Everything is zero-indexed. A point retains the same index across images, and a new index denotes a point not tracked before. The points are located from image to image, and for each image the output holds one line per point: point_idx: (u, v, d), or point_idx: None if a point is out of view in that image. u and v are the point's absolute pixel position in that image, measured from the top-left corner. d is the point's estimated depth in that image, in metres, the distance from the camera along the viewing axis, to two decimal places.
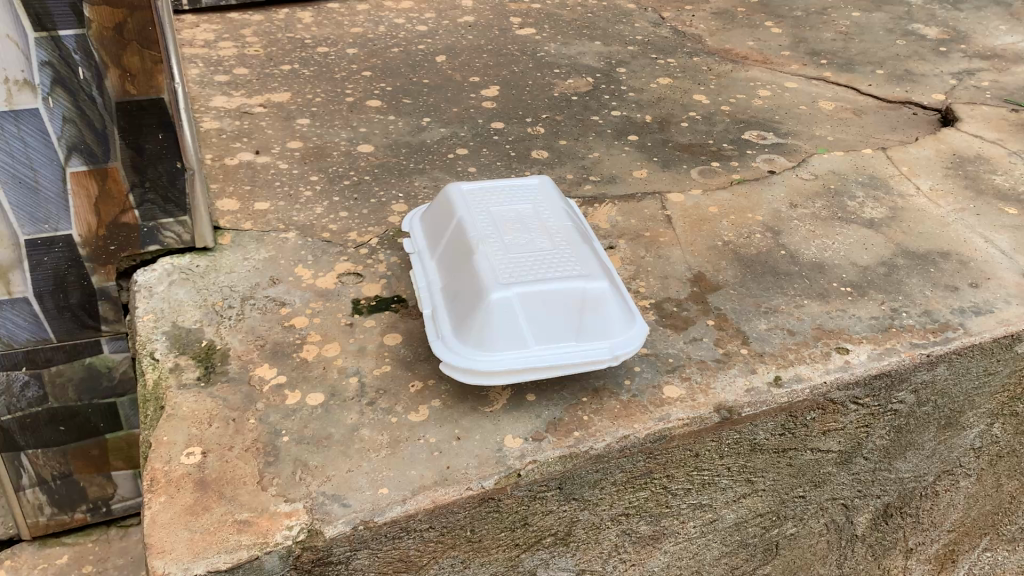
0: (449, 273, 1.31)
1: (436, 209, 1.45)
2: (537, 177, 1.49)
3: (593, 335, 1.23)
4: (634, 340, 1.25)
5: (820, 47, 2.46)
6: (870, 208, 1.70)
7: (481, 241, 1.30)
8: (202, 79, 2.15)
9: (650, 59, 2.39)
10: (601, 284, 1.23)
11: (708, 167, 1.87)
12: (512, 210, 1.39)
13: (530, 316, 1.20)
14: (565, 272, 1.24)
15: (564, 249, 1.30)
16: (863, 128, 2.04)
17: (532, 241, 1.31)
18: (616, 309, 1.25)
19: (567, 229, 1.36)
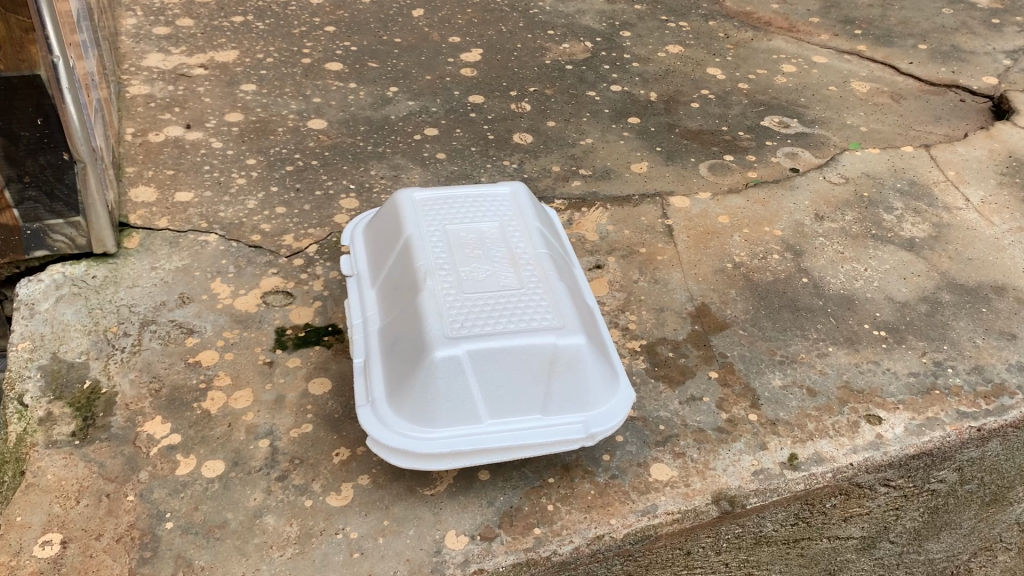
0: (389, 310, 1.05)
1: (383, 221, 1.18)
2: (509, 185, 1.22)
3: (565, 405, 0.97)
4: (617, 411, 1.00)
5: (854, 14, 2.15)
6: (910, 223, 1.43)
7: (430, 272, 1.04)
8: (137, 31, 1.85)
9: (659, 21, 2.08)
10: (579, 341, 0.97)
11: (720, 161, 1.59)
12: (474, 229, 1.13)
13: (484, 380, 0.94)
14: (533, 321, 0.98)
15: (535, 288, 1.03)
16: (902, 117, 1.75)
17: (495, 274, 1.05)
18: (596, 372, 0.99)
19: (541, 259, 1.09)
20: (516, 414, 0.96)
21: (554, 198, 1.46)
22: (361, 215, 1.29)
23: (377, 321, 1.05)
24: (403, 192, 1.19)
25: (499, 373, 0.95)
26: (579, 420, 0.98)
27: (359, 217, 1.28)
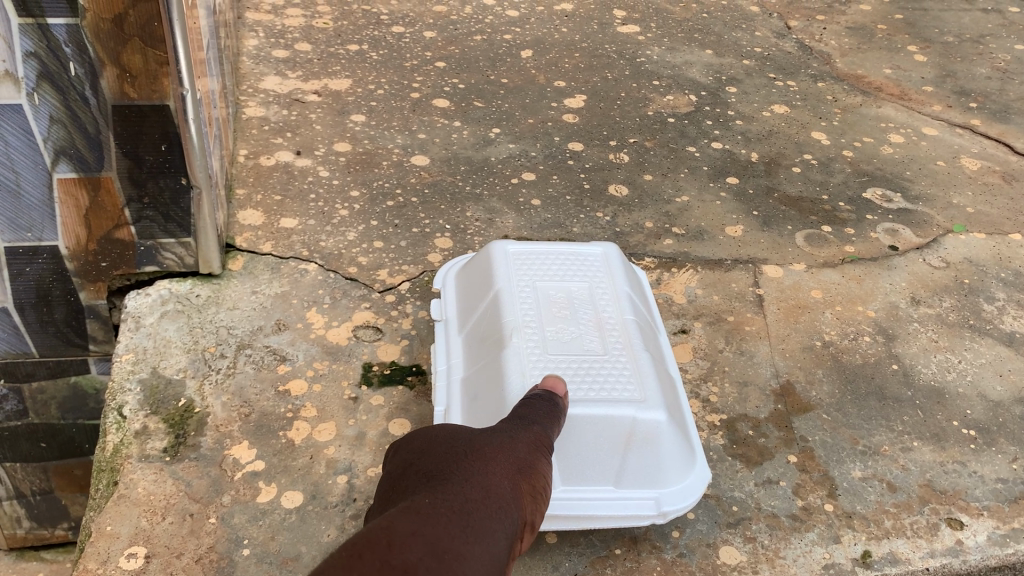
0: (473, 361, 1.07)
1: (476, 269, 1.21)
2: (602, 247, 1.24)
3: (638, 478, 0.97)
4: (692, 488, 0.99)
5: (970, 86, 2.10)
6: (1012, 317, 1.39)
7: (517, 329, 1.05)
8: (257, 53, 1.93)
9: (767, 78, 2.07)
10: (658, 416, 0.97)
11: (817, 232, 1.57)
12: (564, 290, 1.14)
13: (560, 445, 0.95)
14: (613, 392, 0.99)
15: (618, 357, 1.04)
16: (1013, 201, 1.70)
17: (581, 339, 1.06)
18: (672, 449, 0.99)
19: (627, 326, 1.10)
20: (588, 481, 0.96)
21: (645, 255, 1.47)
22: (455, 258, 1.33)
23: (461, 370, 1.07)
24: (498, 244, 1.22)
25: (576, 441, 0.95)
26: (652, 495, 0.98)
27: (454, 260, 1.32)
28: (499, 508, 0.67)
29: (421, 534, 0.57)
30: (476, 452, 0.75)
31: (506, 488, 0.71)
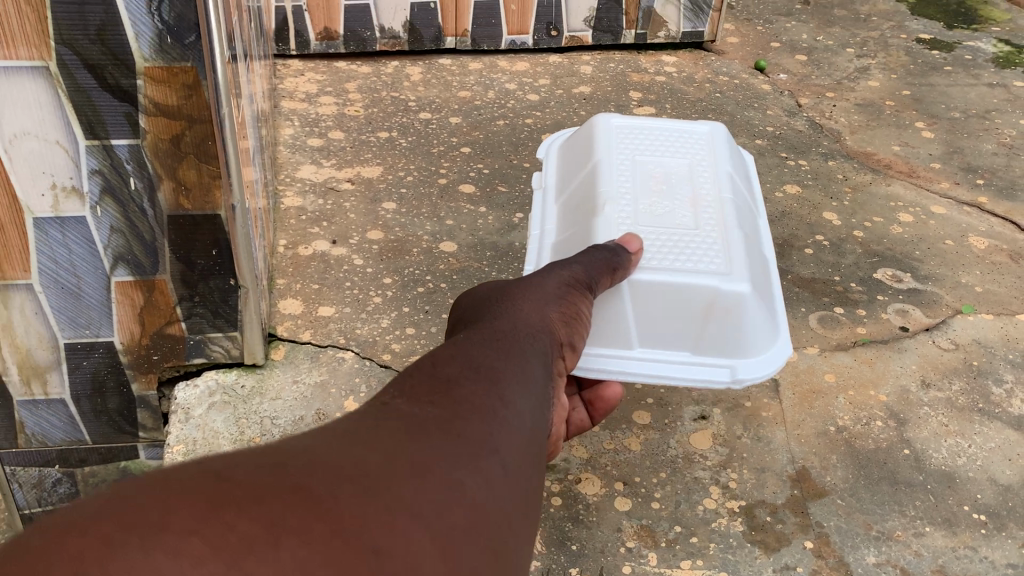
0: (570, 218, 1.29)
1: (583, 128, 1.43)
2: (708, 127, 1.42)
3: (720, 335, 1.15)
4: (770, 362, 1.16)
5: (977, 163, 2.17)
6: (1020, 399, 1.44)
7: (614, 199, 1.25)
8: (293, 142, 2.04)
9: (779, 158, 2.15)
10: (742, 289, 1.14)
11: (830, 313, 1.63)
12: (664, 164, 1.33)
13: (646, 306, 1.14)
14: (704, 263, 1.16)
15: (710, 234, 1.21)
16: (1020, 280, 1.76)
17: (675, 211, 1.25)
18: (756, 322, 1.15)
19: (722, 205, 1.27)
20: (663, 348, 1.16)
21: None
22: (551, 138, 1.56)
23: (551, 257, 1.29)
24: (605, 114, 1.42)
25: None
26: (729, 366, 1.15)
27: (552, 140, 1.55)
28: (530, 336, 0.86)
29: (458, 357, 0.74)
30: (517, 291, 0.97)
31: (539, 323, 0.91)
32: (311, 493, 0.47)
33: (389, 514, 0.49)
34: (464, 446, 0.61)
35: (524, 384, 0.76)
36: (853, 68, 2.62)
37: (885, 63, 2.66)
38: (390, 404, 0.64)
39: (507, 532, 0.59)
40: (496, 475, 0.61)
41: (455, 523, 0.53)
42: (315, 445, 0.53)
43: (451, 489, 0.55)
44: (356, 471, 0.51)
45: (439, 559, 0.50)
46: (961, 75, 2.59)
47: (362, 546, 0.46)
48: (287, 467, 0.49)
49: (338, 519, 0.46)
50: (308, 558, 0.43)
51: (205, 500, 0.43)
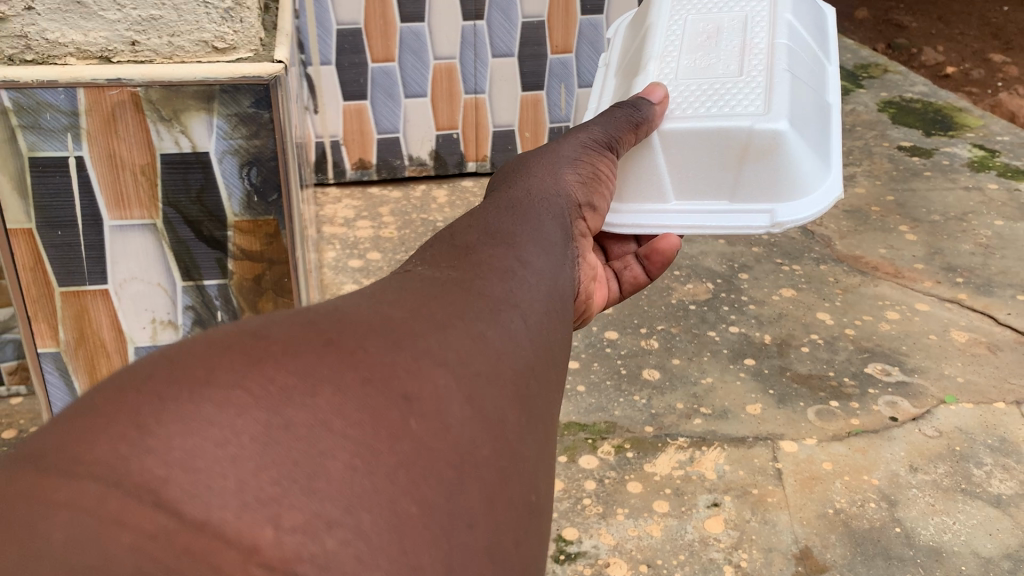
0: (625, 80, 1.49)
1: (645, 2, 1.63)
2: None
3: (757, 185, 1.29)
4: (814, 203, 1.28)
5: (956, 262, 2.38)
6: (999, 479, 1.62)
7: (660, 57, 1.43)
8: (336, 264, 2.27)
9: (775, 263, 2.36)
10: (779, 124, 1.26)
11: (826, 406, 1.81)
12: (713, 16, 1.50)
13: (682, 173, 1.32)
14: (745, 107, 1.29)
15: (753, 78, 1.34)
16: (998, 369, 1.95)
17: (717, 58, 1.40)
18: (793, 152, 1.27)
19: (769, 50, 1.39)
20: (702, 199, 1.33)
21: (678, 435, 1.72)
22: (622, 21, 1.79)
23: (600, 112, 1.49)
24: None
25: (696, 152, 1.30)
26: (769, 209, 1.29)
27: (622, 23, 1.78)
28: (549, 214, 0.96)
29: (476, 227, 0.83)
30: (536, 157, 1.12)
31: (558, 199, 1.02)
32: (343, 343, 0.53)
33: (417, 360, 0.56)
34: (487, 301, 0.68)
35: (544, 253, 0.84)
36: (840, 176, 2.86)
37: (869, 170, 2.90)
38: (415, 273, 0.72)
39: (531, 379, 0.66)
40: (519, 330, 0.68)
41: (481, 369, 0.60)
42: (348, 304, 0.61)
43: (475, 337, 0.62)
44: (382, 323, 0.58)
45: (467, 398, 0.57)
46: (939, 180, 2.82)
47: (391, 390, 0.52)
48: (320, 321, 0.56)
49: (369, 366, 0.52)
50: (342, 403, 0.49)
51: (246, 352, 0.49)
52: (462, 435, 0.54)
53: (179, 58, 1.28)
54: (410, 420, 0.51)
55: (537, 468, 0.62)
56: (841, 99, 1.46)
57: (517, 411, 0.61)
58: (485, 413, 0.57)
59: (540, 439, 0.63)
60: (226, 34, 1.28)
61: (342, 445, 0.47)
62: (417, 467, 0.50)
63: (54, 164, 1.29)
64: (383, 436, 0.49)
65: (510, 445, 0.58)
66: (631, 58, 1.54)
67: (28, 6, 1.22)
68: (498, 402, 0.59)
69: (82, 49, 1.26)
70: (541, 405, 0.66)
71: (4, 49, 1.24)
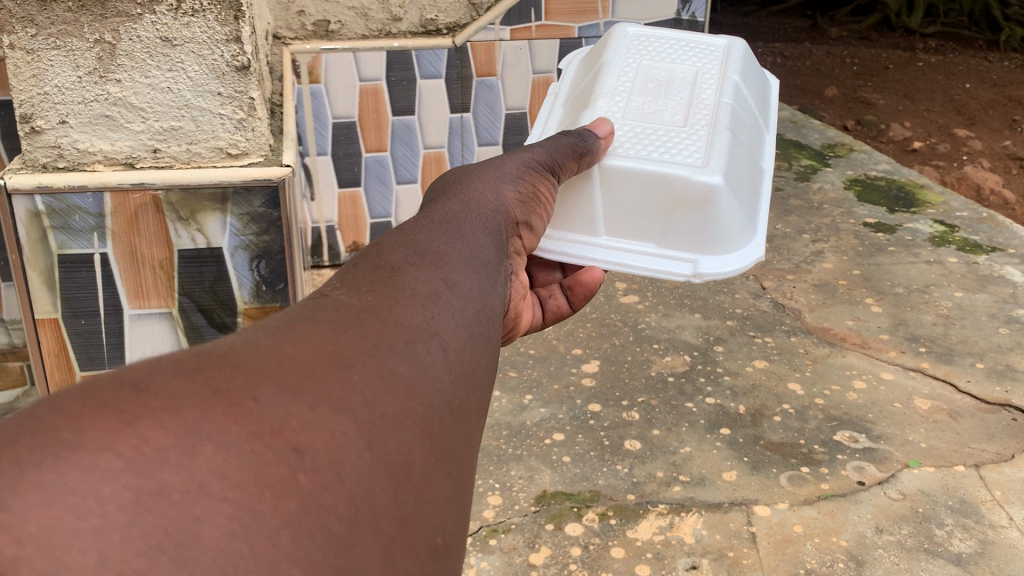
0: (570, 112, 1.62)
1: (603, 44, 1.76)
2: (725, 42, 1.70)
3: (687, 238, 1.44)
4: (734, 261, 1.44)
5: (919, 332, 2.52)
6: (958, 538, 1.73)
7: (608, 95, 1.56)
8: None
9: (748, 336, 2.49)
10: (712, 179, 1.40)
11: (798, 472, 1.92)
12: (666, 66, 1.64)
13: (616, 211, 1.45)
14: (684, 156, 1.43)
15: (694, 131, 1.49)
16: (958, 434, 2.07)
17: (664, 106, 1.54)
18: (724, 208, 1.42)
19: (713, 107, 1.54)
20: (631, 239, 1.47)
21: (658, 501, 1.82)
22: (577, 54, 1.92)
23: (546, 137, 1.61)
24: (628, 23, 1.74)
25: (634, 196, 1.44)
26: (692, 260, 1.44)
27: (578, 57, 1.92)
28: (481, 240, 1.03)
29: (404, 246, 0.91)
30: (477, 173, 1.21)
31: (492, 222, 1.10)
32: (234, 395, 0.59)
33: (313, 407, 0.62)
34: (395, 338, 0.75)
35: (467, 281, 0.91)
36: (809, 252, 3.02)
37: (837, 246, 3.06)
38: (328, 300, 0.78)
39: (438, 415, 0.73)
40: (426, 366, 0.75)
41: (381, 412, 0.67)
42: (249, 343, 0.67)
43: (375, 377, 0.69)
44: (281, 367, 0.64)
45: (364, 443, 0.64)
46: (902, 254, 2.99)
47: (281, 444, 0.58)
48: (216, 366, 0.62)
49: (261, 420, 0.59)
50: (223, 463, 0.55)
51: (127, 409, 0.55)
52: (357, 483, 0.61)
53: (196, 163, 1.49)
54: (299, 474, 0.58)
55: (444, 499, 0.69)
56: (774, 165, 1.62)
57: (420, 449, 0.68)
58: (383, 457, 0.64)
59: (445, 471, 0.71)
60: (238, 142, 1.49)
61: (221, 510, 0.53)
62: (306, 521, 0.56)
63: (79, 260, 1.49)
64: (268, 496, 0.55)
65: (410, 485, 0.66)
66: (583, 92, 1.66)
67: (63, 120, 1.43)
68: (399, 441, 0.67)
69: (109, 157, 1.47)
70: (450, 435, 0.73)
71: (40, 158, 1.45)
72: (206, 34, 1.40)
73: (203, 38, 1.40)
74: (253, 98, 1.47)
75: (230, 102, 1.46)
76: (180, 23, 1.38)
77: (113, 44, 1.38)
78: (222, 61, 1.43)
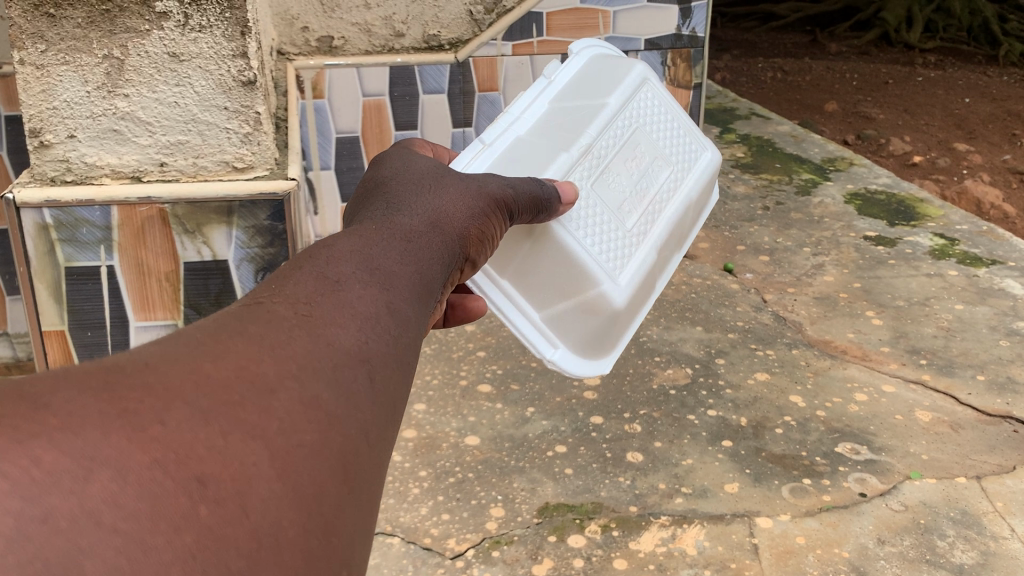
0: (555, 124, 1.61)
1: (608, 70, 1.75)
2: (692, 155, 1.82)
3: (566, 328, 1.54)
4: (581, 365, 1.56)
5: (920, 345, 2.53)
6: (960, 550, 1.74)
7: (592, 143, 1.58)
8: None
9: (749, 348, 2.49)
10: (617, 300, 1.54)
11: (799, 484, 1.92)
12: (641, 148, 1.70)
13: (530, 265, 1.47)
14: (606, 261, 1.54)
15: (625, 235, 1.59)
16: (960, 446, 2.08)
17: (623, 195, 1.61)
18: (603, 322, 1.56)
19: (652, 218, 1.66)
20: (521, 296, 1.49)
21: (661, 513, 1.82)
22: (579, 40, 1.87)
23: (524, 129, 1.58)
24: (638, 71, 1.75)
25: (558, 272, 1.50)
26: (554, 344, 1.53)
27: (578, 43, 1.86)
28: (436, 251, 0.99)
29: (355, 255, 0.87)
30: (444, 179, 1.18)
31: (450, 233, 1.07)
32: (139, 419, 0.57)
33: (224, 434, 0.60)
34: (326, 358, 0.72)
35: (414, 297, 0.88)
36: (810, 265, 3.03)
37: (837, 259, 3.07)
38: (262, 308, 0.75)
39: (363, 442, 0.70)
40: (355, 390, 0.72)
41: (299, 439, 0.64)
42: (166, 358, 0.64)
43: (299, 401, 0.66)
44: (197, 389, 0.61)
45: (276, 473, 0.61)
46: (903, 267, 3.00)
47: (183, 473, 0.56)
48: (124, 386, 0.59)
49: (166, 447, 0.56)
50: (117, 493, 0.53)
51: (21, 428, 0.52)
52: (263, 516, 0.59)
53: (202, 176, 1.51)
54: (199, 506, 0.56)
55: (357, 532, 0.67)
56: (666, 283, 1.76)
57: (338, 479, 0.66)
58: (296, 488, 0.62)
59: (362, 503, 0.69)
60: (244, 156, 1.51)
61: (109, 543, 0.50)
62: (200, 557, 0.54)
63: (85, 272, 1.51)
64: (162, 530, 0.53)
65: (322, 517, 0.63)
66: (572, 107, 1.65)
67: (72, 135, 1.45)
68: (316, 471, 0.64)
69: (117, 171, 1.48)
70: (372, 465, 0.70)
71: (48, 172, 1.47)
72: (213, 49, 1.42)
73: (210, 53, 1.42)
74: (259, 112, 1.48)
75: (236, 116, 1.48)
76: (188, 39, 1.40)
77: (121, 60, 1.40)
78: (229, 76, 1.44)
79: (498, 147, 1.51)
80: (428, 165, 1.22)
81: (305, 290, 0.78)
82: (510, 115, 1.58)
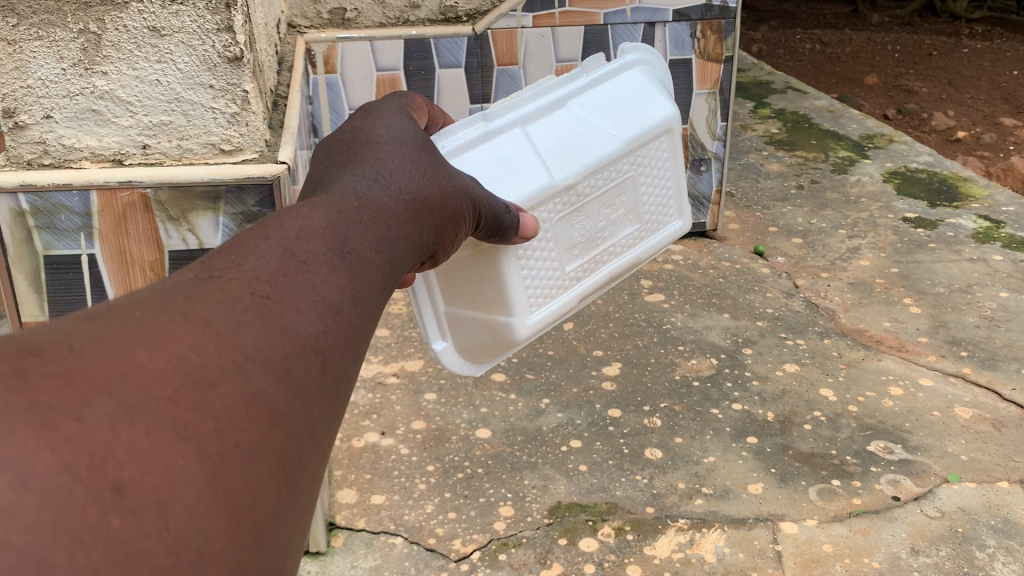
0: (562, 132, 1.42)
1: (648, 98, 1.52)
2: (680, 226, 1.57)
3: (460, 329, 1.45)
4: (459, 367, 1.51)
5: (961, 335, 2.39)
6: (1002, 562, 1.62)
7: (575, 181, 1.39)
8: None
9: (778, 338, 2.37)
10: (515, 339, 1.41)
11: (828, 485, 1.81)
12: (627, 196, 1.48)
13: (453, 273, 1.37)
14: (526, 298, 1.38)
15: (562, 275, 1.42)
16: (1002, 446, 1.95)
17: (580, 236, 1.42)
18: (493, 348, 1.46)
19: (601, 264, 1.46)
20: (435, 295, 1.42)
21: (679, 516, 1.72)
22: (645, 50, 1.62)
23: (530, 126, 1.40)
24: (671, 116, 1.51)
25: (478, 286, 1.38)
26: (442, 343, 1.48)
27: (643, 55, 1.61)
28: (402, 236, 0.82)
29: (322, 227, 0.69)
30: (418, 151, 1.01)
31: (417, 213, 0.90)
32: (53, 416, 0.42)
33: (151, 433, 0.45)
34: (276, 348, 0.55)
35: (381, 283, 0.71)
36: (845, 249, 2.89)
37: (874, 242, 2.93)
38: (209, 279, 0.57)
39: (307, 440, 0.54)
40: (307, 384, 0.55)
41: (234, 440, 0.48)
42: (81, 335, 0.47)
43: (239, 395, 0.50)
44: (125, 379, 0.46)
45: (204, 478, 0.46)
46: (943, 251, 2.85)
47: (97, 480, 0.42)
48: (41, 373, 0.43)
49: (79, 449, 0.42)
50: (14, 502, 0.39)
51: None
52: (186, 527, 0.44)
53: (187, 159, 1.40)
54: (111, 517, 0.41)
55: (289, 548, 0.51)
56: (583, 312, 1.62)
57: (275, 486, 0.50)
58: (228, 497, 0.47)
59: (304, 507, 0.53)
60: (231, 137, 1.39)
61: None
62: None
63: (66, 260, 1.41)
64: (65, 544, 0.39)
65: (251, 526, 0.48)
66: (586, 122, 1.45)
67: (48, 115, 1.34)
68: (249, 476, 0.48)
69: (97, 153, 1.38)
70: (313, 470, 0.54)
71: (25, 154, 1.37)
72: (195, 23, 1.29)
73: (193, 27, 1.30)
74: (247, 90, 1.36)
75: (222, 95, 1.36)
76: (168, 12, 1.28)
77: (97, 35, 1.28)
78: (213, 52, 1.32)
79: (490, 137, 1.36)
80: (414, 134, 1.06)
81: (260, 264, 0.60)
82: (526, 101, 1.41)
